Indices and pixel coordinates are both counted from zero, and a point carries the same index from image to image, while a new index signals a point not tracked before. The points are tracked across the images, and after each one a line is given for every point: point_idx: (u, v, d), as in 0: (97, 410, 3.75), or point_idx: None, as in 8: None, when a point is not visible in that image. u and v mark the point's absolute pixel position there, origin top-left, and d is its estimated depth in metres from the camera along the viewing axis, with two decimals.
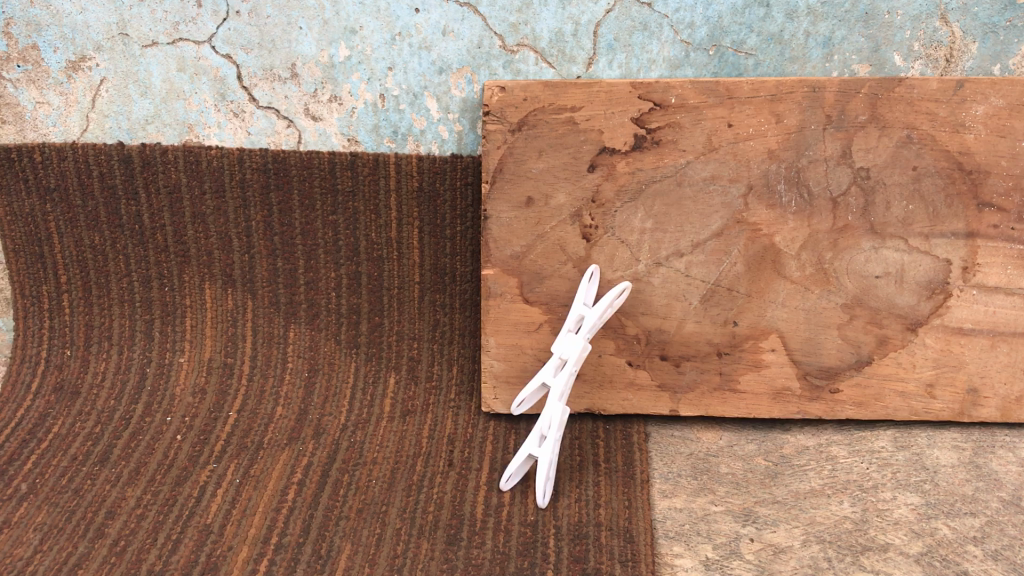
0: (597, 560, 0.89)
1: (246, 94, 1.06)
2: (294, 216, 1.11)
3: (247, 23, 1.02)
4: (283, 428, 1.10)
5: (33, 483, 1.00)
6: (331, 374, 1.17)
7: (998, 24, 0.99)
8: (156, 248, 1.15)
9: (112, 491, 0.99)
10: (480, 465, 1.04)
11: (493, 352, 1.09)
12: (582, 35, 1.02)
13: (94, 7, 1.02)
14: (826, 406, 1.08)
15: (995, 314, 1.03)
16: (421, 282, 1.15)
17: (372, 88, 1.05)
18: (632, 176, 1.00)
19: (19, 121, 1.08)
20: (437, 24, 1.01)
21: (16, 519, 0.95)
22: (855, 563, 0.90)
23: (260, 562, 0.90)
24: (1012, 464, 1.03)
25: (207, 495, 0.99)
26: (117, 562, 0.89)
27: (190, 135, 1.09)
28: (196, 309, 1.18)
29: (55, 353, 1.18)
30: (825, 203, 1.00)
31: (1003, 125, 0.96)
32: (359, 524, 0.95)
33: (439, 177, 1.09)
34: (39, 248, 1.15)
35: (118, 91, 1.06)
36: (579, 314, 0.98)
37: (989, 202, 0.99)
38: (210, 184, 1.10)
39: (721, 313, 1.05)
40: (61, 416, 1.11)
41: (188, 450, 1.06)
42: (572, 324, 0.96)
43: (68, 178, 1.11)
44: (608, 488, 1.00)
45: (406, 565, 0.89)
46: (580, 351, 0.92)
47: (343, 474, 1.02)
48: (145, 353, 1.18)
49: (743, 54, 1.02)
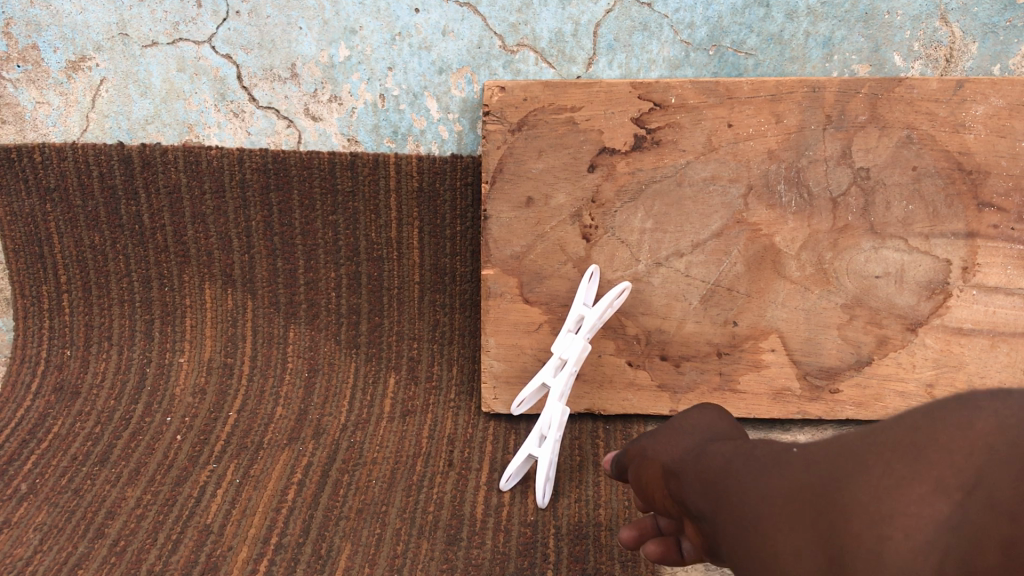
0: (597, 561, 0.92)
1: (246, 94, 1.06)
2: (294, 216, 1.11)
3: (247, 23, 1.02)
4: (282, 428, 1.11)
5: (33, 484, 1.01)
6: (331, 374, 1.17)
7: (998, 24, 0.99)
8: (156, 248, 1.14)
9: (112, 492, 0.99)
10: (480, 465, 1.05)
11: (493, 352, 1.09)
12: (582, 35, 1.02)
13: (94, 7, 1.02)
14: (826, 406, 1.08)
15: (995, 314, 1.03)
16: (422, 281, 1.15)
17: (372, 88, 1.05)
18: (632, 176, 1.00)
19: (19, 122, 1.08)
20: (437, 24, 1.01)
21: (17, 520, 0.96)
22: None
23: (260, 562, 0.92)
24: None
25: (207, 495, 0.99)
26: (118, 562, 0.91)
27: (190, 135, 1.08)
28: (196, 309, 1.18)
29: (55, 353, 1.18)
30: (825, 203, 1.00)
31: (1002, 125, 0.95)
32: (359, 524, 0.96)
33: (440, 177, 1.09)
34: (39, 248, 1.15)
35: (118, 91, 1.06)
36: (578, 316, 0.99)
37: (989, 202, 0.98)
38: (210, 184, 1.10)
39: (721, 313, 1.05)
40: (61, 416, 1.11)
41: (188, 450, 1.06)
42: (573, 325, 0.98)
43: (67, 178, 1.10)
44: (608, 488, 1.01)
45: (407, 565, 0.91)
46: (580, 349, 0.94)
47: (343, 474, 1.03)
48: (145, 353, 1.18)
49: (743, 55, 1.02)
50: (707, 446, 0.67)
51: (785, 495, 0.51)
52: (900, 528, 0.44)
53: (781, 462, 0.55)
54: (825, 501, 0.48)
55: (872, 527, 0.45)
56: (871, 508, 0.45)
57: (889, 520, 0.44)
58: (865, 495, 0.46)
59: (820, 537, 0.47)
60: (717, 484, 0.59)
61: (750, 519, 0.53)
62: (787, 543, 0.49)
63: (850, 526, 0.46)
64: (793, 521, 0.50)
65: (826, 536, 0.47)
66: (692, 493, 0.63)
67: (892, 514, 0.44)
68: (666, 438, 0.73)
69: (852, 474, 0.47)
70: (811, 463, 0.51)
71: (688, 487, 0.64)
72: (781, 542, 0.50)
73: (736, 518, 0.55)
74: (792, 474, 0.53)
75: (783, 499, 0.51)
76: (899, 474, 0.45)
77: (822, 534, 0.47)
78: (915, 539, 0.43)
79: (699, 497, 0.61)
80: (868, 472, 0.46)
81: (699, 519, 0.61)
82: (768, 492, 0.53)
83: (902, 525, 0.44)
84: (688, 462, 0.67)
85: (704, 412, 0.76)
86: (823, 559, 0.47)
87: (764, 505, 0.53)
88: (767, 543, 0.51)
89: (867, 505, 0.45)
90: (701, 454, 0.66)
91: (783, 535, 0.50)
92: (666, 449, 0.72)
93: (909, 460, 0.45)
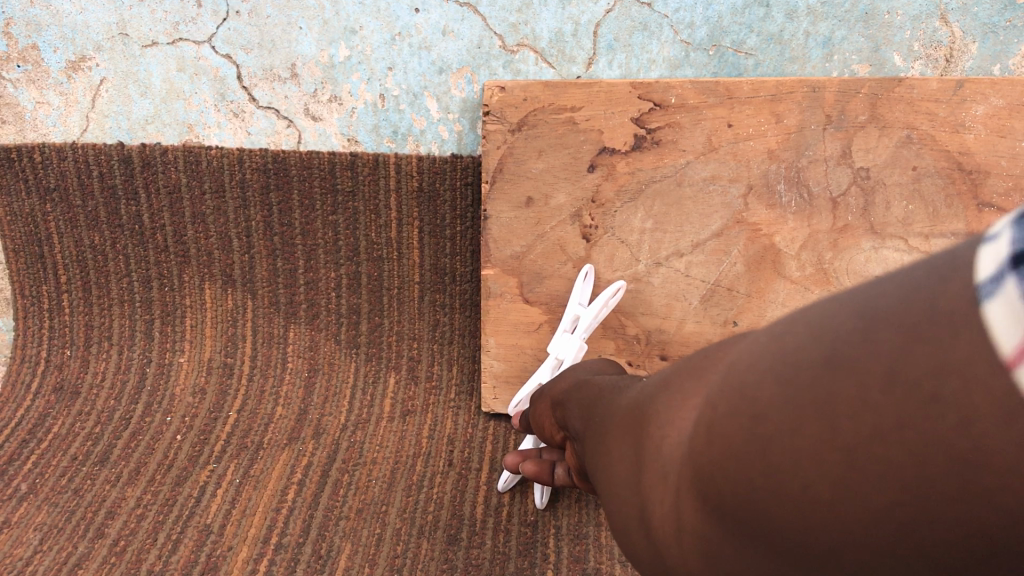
0: (597, 560, 0.93)
1: (246, 94, 1.06)
2: (294, 216, 1.11)
3: (247, 23, 1.02)
4: (282, 428, 1.11)
5: (33, 484, 1.01)
6: (331, 374, 1.17)
7: (998, 24, 0.98)
8: (156, 248, 1.14)
9: (111, 491, 1.00)
10: (480, 465, 1.06)
11: (493, 352, 1.10)
12: (582, 35, 1.01)
13: (94, 7, 1.02)
14: None
15: None
16: (421, 281, 1.15)
17: (372, 88, 1.05)
18: (632, 176, 1.01)
19: (19, 121, 1.08)
20: (437, 24, 1.01)
21: (16, 519, 0.96)
22: None
23: (260, 561, 0.92)
24: None
25: (207, 495, 1.00)
26: (117, 562, 0.91)
27: (190, 135, 1.08)
28: (196, 309, 1.17)
29: (55, 353, 1.18)
30: (825, 203, 0.99)
31: (1003, 124, 0.95)
32: (358, 523, 0.97)
33: (439, 177, 1.09)
34: (39, 248, 1.14)
35: (118, 91, 1.06)
36: (575, 318, 1.03)
37: (988, 202, 0.96)
38: (210, 184, 1.10)
39: (721, 313, 1.05)
40: (61, 416, 1.11)
41: (188, 450, 1.07)
42: (569, 325, 1.03)
43: (68, 178, 1.10)
44: None
45: (406, 565, 0.92)
46: (576, 355, 0.99)
47: (343, 474, 1.04)
48: (145, 353, 1.18)
49: (743, 54, 1.02)
50: (591, 380, 0.68)
51: (622, 416, 0.52)
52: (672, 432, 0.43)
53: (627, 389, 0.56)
54: (639, 416, 0.48)
55: (657, 432, 0.45)
56: (662, 416, 0.45)
57: (667, 421, 0.44)
58: (661, 408, 0.45)
59: (631, 450, 0.48)
60: (590, 416, 0.61)
61: (603, 432, 0.56)
62: (617, 457, 0.50)
63: (647, 434, 0.46)
64: (622, 438, 0.50)
65: (635, 446, 0.47)
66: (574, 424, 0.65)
67: (673, 416, 0.43)
68: (562, 380, 0.77)
69: (662, 392, 0.47)
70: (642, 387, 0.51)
71: (574, 421, 0.66)
72: (611, 453, 0.52)
73: (595, 444, 0.56)
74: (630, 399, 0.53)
75: (620, 421, 0.52)
76: (687, 392, 0.43)
77: (632, 447, 0.48)
78: (677, 440, 0.42)
79: (579, 428, 0.63)
80: (670, 388, 0.46)
81: (579, 444, 0.64)
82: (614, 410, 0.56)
83: (674, 427, 0.43)
84: (573, 396, 0.69)
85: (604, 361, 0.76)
86: (631, 468, 0.47)
87: (609, 428, 0.54)
88: (605, 460, 0.52)
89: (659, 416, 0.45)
90: (583, 386, 0.68)
91: (614, 450, 0.51)
92: (558, 387, 0.75)
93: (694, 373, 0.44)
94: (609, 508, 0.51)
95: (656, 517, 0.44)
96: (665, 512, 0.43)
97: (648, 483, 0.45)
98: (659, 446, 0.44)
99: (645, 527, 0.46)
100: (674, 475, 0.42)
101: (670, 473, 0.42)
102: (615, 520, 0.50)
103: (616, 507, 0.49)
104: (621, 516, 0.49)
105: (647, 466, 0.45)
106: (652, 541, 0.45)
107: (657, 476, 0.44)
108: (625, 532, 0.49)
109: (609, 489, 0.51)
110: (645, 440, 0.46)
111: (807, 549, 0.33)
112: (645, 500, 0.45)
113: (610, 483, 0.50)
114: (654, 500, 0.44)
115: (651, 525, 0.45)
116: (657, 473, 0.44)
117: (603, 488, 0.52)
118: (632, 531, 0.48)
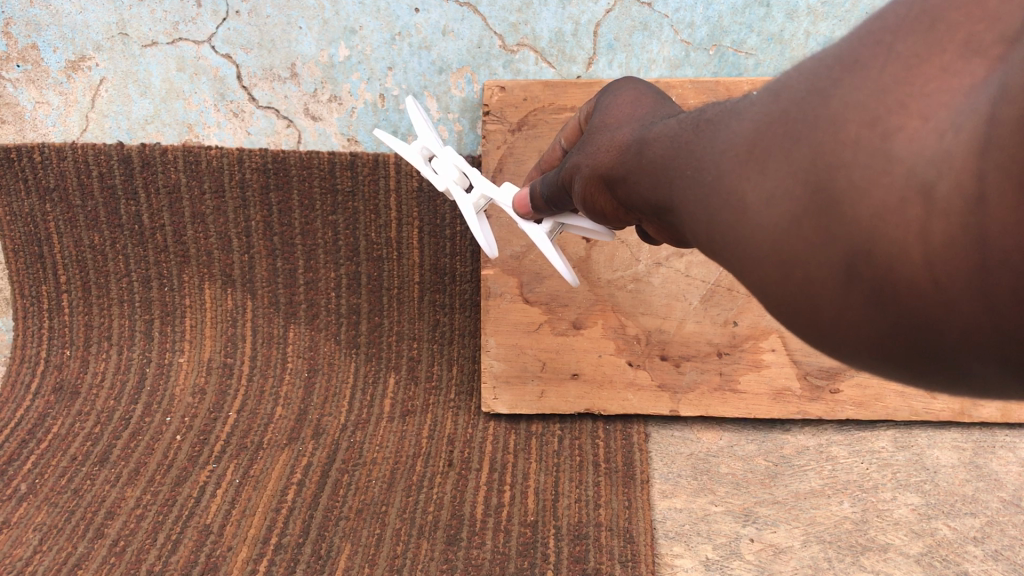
0: (597, 561, 0.92)
1: (246, 94, 1.05)
2: (294, 216, 1.11)
3: (247, 23, 1.01)
4: (282, 428, 1.11)
5: (33, 484, 1.01)
6: (331, 374, 1.17)
7: None
8: (156, 248, 1.14)
9: (112, 492, 0.99)
10: (480, 465, 1.06)
11: (493, 352, 1.09)
12: (582, 35, 1.01)
13: (94, 7, 1.01)
14: (826, 406, 1.10)
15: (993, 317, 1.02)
16: (421, 281, 1.15)
17: (372, 88, 1.04)
18: None
19: (19, 121, 1.07)
20: (437, 24, 1.01)
21: (16, 519, 0.96)
22: (855, 563, 0.97)
23: (260, 561, 0.92)
24: (1012, 464, 1.09)
25: (207, 496, 1.00)
26: (117, 562, 0.90)
27: (190, 135, 1.08)
28: (196, 309, 1.17)
29: (55, 353, 1.17)
30: None
31: None
32: (359, 524, 0.97)
33: None
34: (38, 248, 1.14)
35: (117, 91, 1.05)
36: (426, 146, 0.80)
37: None
38: (209, 184, 1.10)
39: (721, 313, 1.07)
40: (61, 416, 1.11)
41: (188, 450, 1.06)
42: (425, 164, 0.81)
43: (68, 178, 1.10)
44: (608, 488, 1.03)
45: (406, 565, 0.92)
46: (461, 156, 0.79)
47: (343, 474, 1.04)
48: (145, 353, 1.18)
49: (743, 54, 1.02)
50: (651, 130, 0.51)
51: (751, 135, 0.39)
52: (916, 114, 0.32)
53: (738, 107, 0.42)
54: (813, 115, 0.36)
55: (869, 123, 0.33)
56: (885, 96, 0.33)
57: (801, 130, 0.36)
58: (863, 91, 0.34)
59: (797, 169, 0.35)
60: (660, 165, 0.46)
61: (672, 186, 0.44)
62: (757, 188, 0.37)
63: (841, 132, 0.34)
64: (764, 158, 0.37)
65: (808, 156, 0.35)
66: (637, 186, 0.50)
67: (809, 127, 0.36)
68: (595, 149, 0.56)
69: (858, 71, 0.35)
70: (810, 82, 0.37)
71: (635, 179, 0.50)
72: (694, 202, 0.42)
73: (692, 189, 0.42)
74: (756, 110, 0.40)
75: (748, 140, 0.39)
76: (839, 78, 0.36)
77: (801, 164, 0.35)
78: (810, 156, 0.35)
79: (647, 189, 0.48)
80: (876, 61, 0.35)
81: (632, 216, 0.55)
82: (680, 144, 0.45)
83: (804, 139, 0.36)
84: (620, 153, 0.53)
85: (624, 96, 0.61)
86: (803, 192, 0.35)
87: (722, 159, 0.40)
88: (729, 201, 0.39)
89: (871, 105, 0.34)
90: (644, 142, 0.50)
91: (755, 179, 0.38)
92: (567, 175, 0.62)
93: (930, 31, 0.34)
94: (758, 272, 0.39)
95: (889, 255, 0.32)
96: (904, 236, 0.32)
97: (852, 206, 0.33)
98: (882, 138, 0.33)
99: (857, 278, 0.34)
100: (934, 171, 0.31)
101: (919, 168, 0.31)
102: (776, 285, 0.38)
103: (777, 266, 0.37)
104: (789, 282, 0.37)
105: (839, 180, 0.34)
106: (867, 297, 0.34)
107: (874, 188, 0.32)
108: (804, 300, 0.37)
109: (750, 240, 0.38)
110: (833, 141, 0.34)
111: (939, 322, 0.33)
112: (854, 231, 0.33)
113: (753, 233, 0.38)
114: (770, 246, 0.37)
115: (865, 270, 0.34)
116: (885, 177, 0.32)
117: (733, 248, 0.39)
118: (816, 291, 0.36)
